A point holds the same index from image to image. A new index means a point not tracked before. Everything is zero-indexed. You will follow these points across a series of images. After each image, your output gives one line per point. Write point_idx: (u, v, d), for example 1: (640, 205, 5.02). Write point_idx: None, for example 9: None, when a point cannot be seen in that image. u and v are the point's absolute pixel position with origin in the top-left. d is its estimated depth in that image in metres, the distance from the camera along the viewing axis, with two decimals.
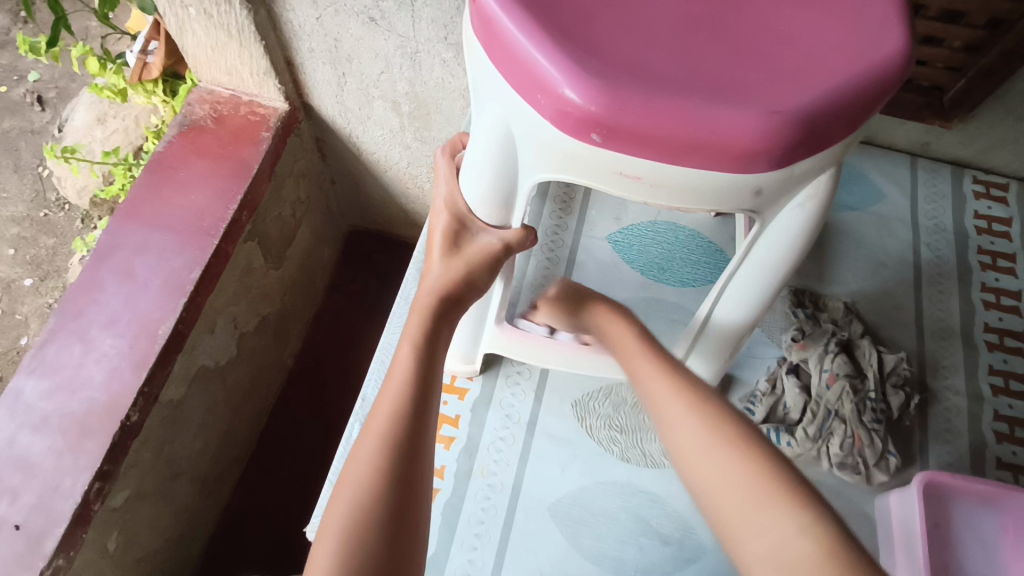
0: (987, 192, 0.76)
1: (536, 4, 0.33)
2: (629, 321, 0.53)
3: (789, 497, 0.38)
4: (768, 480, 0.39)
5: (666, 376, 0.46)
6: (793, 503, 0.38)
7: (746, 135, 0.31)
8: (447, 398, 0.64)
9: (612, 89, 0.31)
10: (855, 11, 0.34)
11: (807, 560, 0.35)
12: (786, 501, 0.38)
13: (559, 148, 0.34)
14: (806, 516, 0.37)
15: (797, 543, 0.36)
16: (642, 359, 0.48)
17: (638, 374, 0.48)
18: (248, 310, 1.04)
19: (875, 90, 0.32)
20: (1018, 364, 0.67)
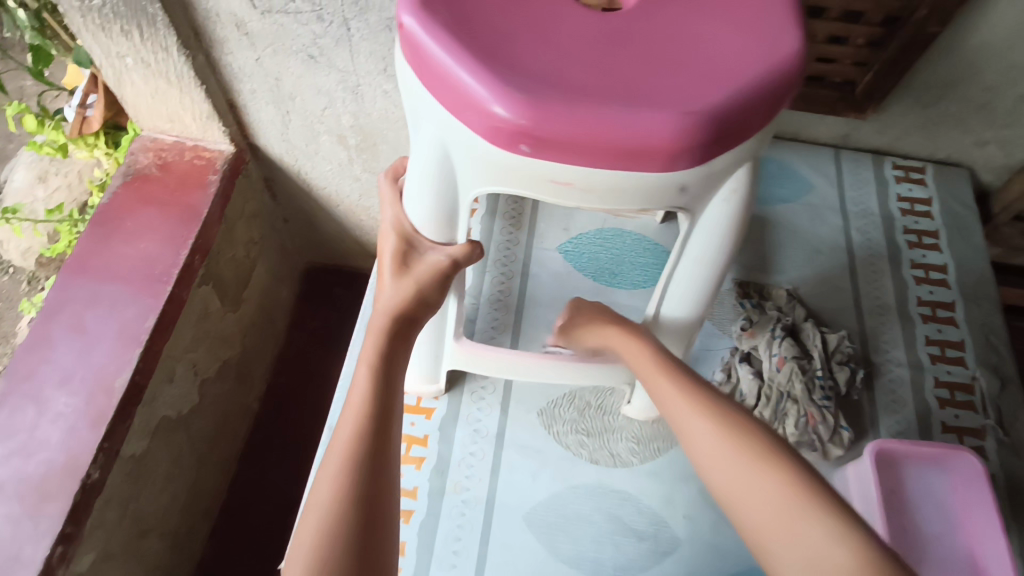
0: (907, 175, 0.82)
1: (459, 28, 0.34)
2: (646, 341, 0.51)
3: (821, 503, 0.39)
4: (797, 488, 0.40)
5: (687, 397, 0.46)
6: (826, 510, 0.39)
7: (666, 135, 0.32)
8: (414, 419, 0.64)
9: (536, 102, 0.32)
10: (759, 15, 0.36)
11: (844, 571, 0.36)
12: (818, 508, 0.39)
13: (492, 161, 0.36)
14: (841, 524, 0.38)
15: (835, 553, 0.37)
16: (664, 372, 0.48)
17: (659, 388, 0.48)
18: (207, 356, 1.02)
19: (783, 85, 0.34)
20: (951, 333, 0.71)
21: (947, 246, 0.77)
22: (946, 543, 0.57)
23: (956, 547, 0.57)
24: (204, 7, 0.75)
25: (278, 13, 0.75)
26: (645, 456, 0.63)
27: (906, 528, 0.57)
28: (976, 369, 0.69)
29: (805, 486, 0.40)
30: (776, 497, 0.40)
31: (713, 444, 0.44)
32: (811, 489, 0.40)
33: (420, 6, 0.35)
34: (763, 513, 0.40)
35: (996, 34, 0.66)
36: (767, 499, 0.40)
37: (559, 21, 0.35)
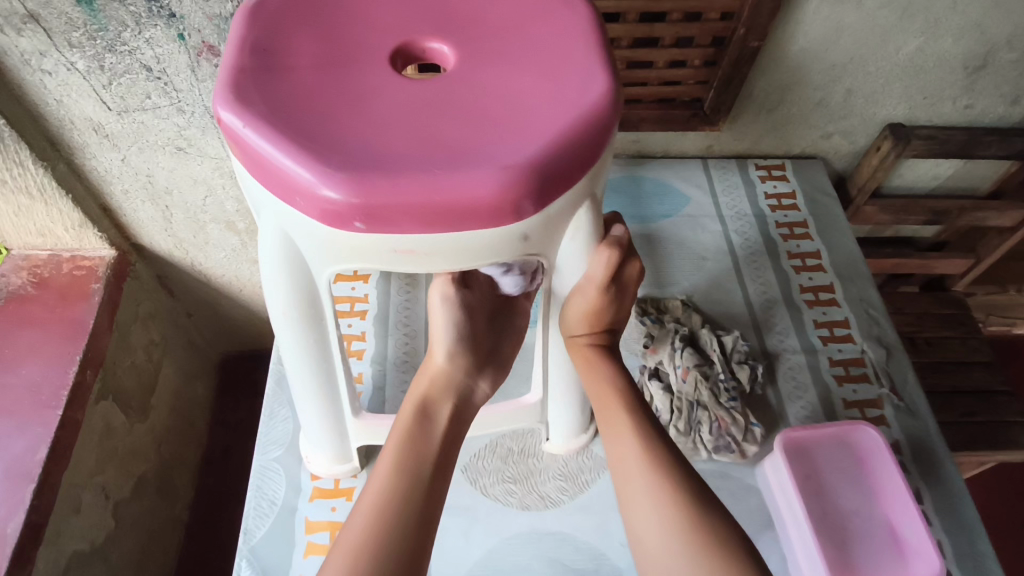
0: (770, 173, 0.88)
1: (278, 118, 0.35)
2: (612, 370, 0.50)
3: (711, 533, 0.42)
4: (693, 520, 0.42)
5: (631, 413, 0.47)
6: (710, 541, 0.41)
7: (489, 192, 0.33)
8: (333, 503, 0.61)
9: (358, 179, 0.33)
10: (567, 66, 0.38)
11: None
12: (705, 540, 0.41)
13: (334, 241, 0.36)
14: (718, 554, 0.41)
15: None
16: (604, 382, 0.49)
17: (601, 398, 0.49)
18: (118, 474, 0.95)
19: (598, 127, 0.36)
20: (836, 313, 0.76)
21: (817, 233, 0.83)
22: (866, 517, 0.58)
23: (877, 519, 0.58)
24: (56, 116, 0.73)
25: (137, 111, 0.74)
26: (574, 492, 0.63)
27: (828, 510, 0.59)
28: (864, 342, 0.74)
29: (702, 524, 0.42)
30: (675, 537, 0.42)
31: (632, 471, 0.45)
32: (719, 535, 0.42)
33: (235, 101, 0.35)
34: (654, 548, 0.42)
35: (810, 40, 0.75)
36: (659, 529, 0.43)
37: (378, 99, 0.36)
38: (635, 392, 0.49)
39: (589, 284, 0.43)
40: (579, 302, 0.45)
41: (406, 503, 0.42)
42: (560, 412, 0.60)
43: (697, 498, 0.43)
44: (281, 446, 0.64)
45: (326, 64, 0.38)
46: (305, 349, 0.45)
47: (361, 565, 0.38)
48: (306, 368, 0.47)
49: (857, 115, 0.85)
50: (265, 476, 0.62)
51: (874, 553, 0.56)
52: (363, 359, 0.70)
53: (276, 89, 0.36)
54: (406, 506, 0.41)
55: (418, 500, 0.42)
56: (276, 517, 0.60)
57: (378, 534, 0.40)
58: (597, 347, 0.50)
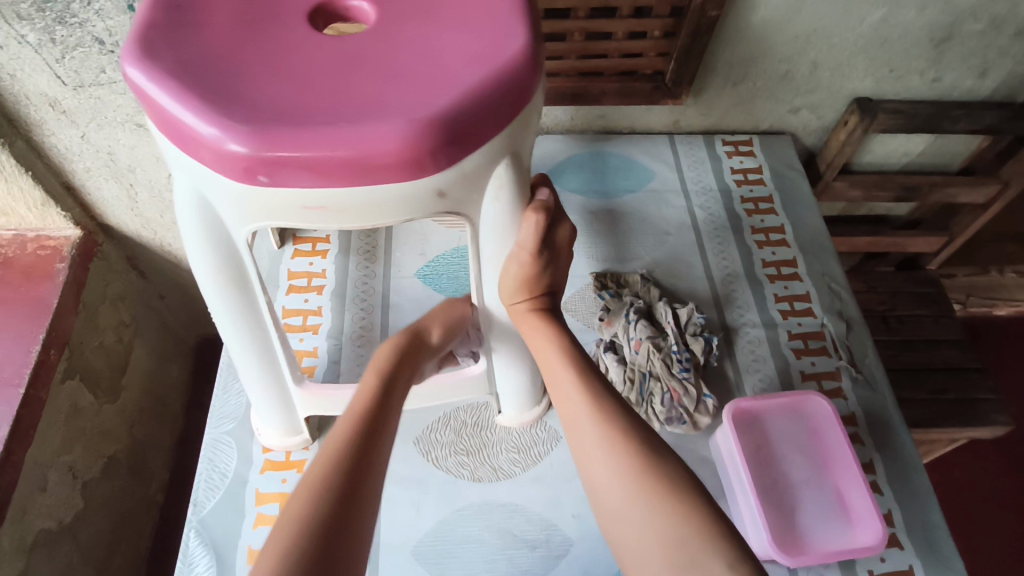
0: (736, 149, 0.88)
1: (185, 71, 0.34)
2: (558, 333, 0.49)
3: (663, 487, 0.41)
4: (646, 475, 0.42)
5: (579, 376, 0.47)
6: (666, 494, 0.41)
7: (394, 144, 0.32)
8: (284, 475, 0.61)
9: (258, 129, 0.32)
10: (488, 21, 0.37)
11: (659, 543, 0.40)
12: (659, 493, 0.41)
13: (243, 198, 0.35)
14: (673, 506, 0.40)
15: (653, 529, 0.40)
16: (548, 344, 0.48)
17: (548, 362, 0.48)
18: (87, 454, 0.95)
19: (514, 82, 0.35)
20: (797, 287, 0.76)
21: (781, 208, 0.83)
22: (815, 486, 0.58)
23: (825, 488, 0.58)
24: (10, 91, 0.72)
25: (93, 86, 0.73)
26: (526, 464, 0.62)
27: (777, 480, 0.59)
28: (824, 316, 0.74)
29: (660, 480, 0.41)
30: (632, 489, 0.42)
31: (585, 429, 0.45)
32: (672, 487, 0.41)
33: (142, 55, 0.35)
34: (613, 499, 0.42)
35: (772, 11, 0.74)
36: (613, 479, 0.42)
37: (290, 53, 0.36)
38: (582, 356, 0.48)
39: (520, 250, 0.43)
40: (513, 268, 0.44)
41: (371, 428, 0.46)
42: (509, 384, 0.60)
43: (649, 449, 0.43)
44: (235, 419, 0.64)
45: (242, 19, 0.37)
46: (234, 314, 0.45)
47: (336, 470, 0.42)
48: (239, 336, 0.47)
49: (823, 89, 0.84)
50: (217, 449, 0.62)
51: (823, 521, 0.57)
52: (319, 333, 0.70)
53: (185, 43, 0.35)
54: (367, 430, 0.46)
55: (382, 418, 0.48)
56: (227, 490, 0.60)
57: (343, 449, 0.44)
58: (538, 312, 0.49)
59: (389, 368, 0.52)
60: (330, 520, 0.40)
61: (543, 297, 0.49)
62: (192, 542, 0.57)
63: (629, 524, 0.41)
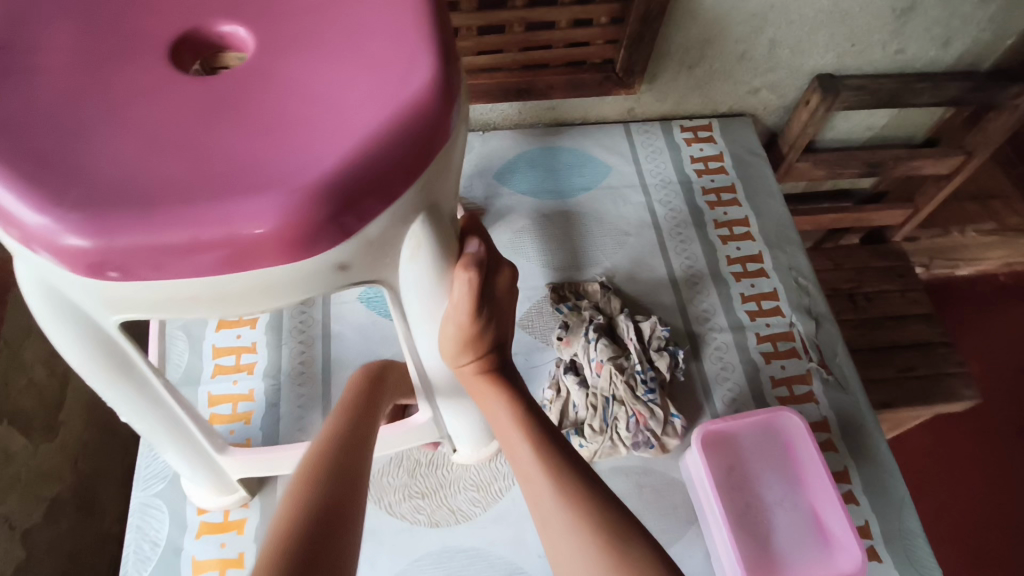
0: (695, 135, 0.83)
1: (4, 143, 0.28)
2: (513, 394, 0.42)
3: None
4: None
5: (536, 446, 0.39)
6: None
7: (270, 225, 0.27)
8: (222, 539, 0.56)
9: (100, 219, 0.26)
10: (383, 49, 0.32)
11: None
12: None
13: (97, 292, 0.29)
14: None
15: None
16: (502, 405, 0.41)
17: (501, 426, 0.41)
18: (24, 500, 0.89)
19: (416, 130, 0.30)
20: (764, 285, 0.72)
21: (745, 199, 0.78)
22: (789, 508, 0.56)
23: (800, 509, 0.56)
24: None
25: None
26: (487, 503, 0.58)
27: (750, 504, 0.56)
28: (792, 315, 0.70)
29: None
30: None
31: (549, 514, 0.37)
32: None
33: None
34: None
35: None
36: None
37: (141, 106, 0.29)
38: (541, 421, 0.41)
39: (456, 312, 0.37)
40: (451, 330, 0.38)
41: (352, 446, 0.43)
42: (460, 425, 0.55)
43: (622, 534, 0.35)
44: (164, 479, 0.58)
45: (80, 64, 0.31)
46: (126, 397, 0.39)
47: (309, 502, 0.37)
48: (137, 415, 0.41)
49: (783, 67, 0.79)
50: (146, 515, 0.56)
51: (802, 550, 0.54)
52: (254, 373, 0.64)
53: (5, 101, 0.29)
54: (342, 454, 0.42)
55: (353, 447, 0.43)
56: (159, 561, 0.54)
57: (321, 470, 0.40)
58: (485, 374, 0.42)
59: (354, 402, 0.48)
60: (309, 543, 0.34)
61: (490, 355, 0.41)
62: None
63: None
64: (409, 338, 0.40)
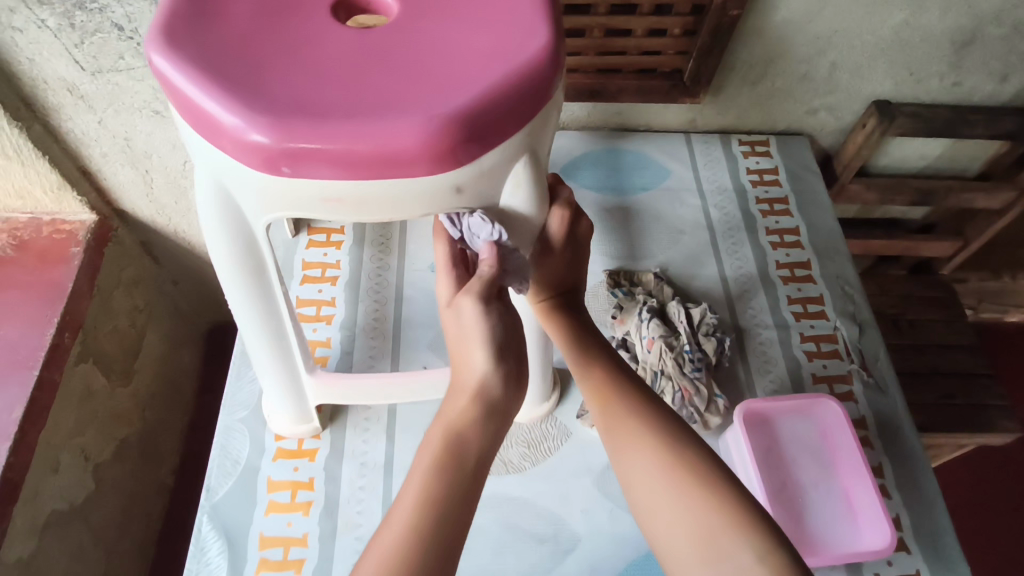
0: (753, 149, 0.87)
1: (209, 62, 0.34)
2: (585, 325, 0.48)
3: (698, 480, 0.41)
4: (676, 465, 0.41)
5: (603, 366, 0.46)
6: (701, 487, 0.40)
7: (412, 139, 0.33)
8: (296, 464, 0.62)
9: (282, 121, 0.33)
10: (510, 17, 0.37)
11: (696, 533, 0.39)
12: (693, 486, 0.41)
13: (265, 188, 0.36)
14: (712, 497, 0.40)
15: (690, 518, 0.40)
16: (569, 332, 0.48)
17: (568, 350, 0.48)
18: (98, 437, 0.96)
19: (533, 81, 0.35)
20: (811, 290, 0.75)
21: (797, 210, 0.82)
22: (823, 488, 0.59)
23: (833, 490, 0.59)
24: (30, 75, 0.75)
25: (111, 72, 0.76)
26: (536, 459, 0.63)
27: (786, 482, 0.59)
28: (837, 319, 0.73)
29: (693, 470, 0.41)
30: (663, 480, 0.41)
31: (613, 423, 0.44)
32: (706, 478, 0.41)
33: (166, 43, 0.35)
34: (644, 492, 0.42)
35: (793, 11, 0.74)
36: (645, 469, 0.42)
37: (313, 43, 0.36)
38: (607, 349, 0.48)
39: (547, 246, 0.44)
40: (540, 267, 0.45)
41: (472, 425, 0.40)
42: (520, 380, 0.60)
43: (675, 437, 0.43)
44: (247, 407, 0.65)
45: (264, 8, 0.38)
46: (251, 304, 0.45)
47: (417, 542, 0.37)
48: (253, 324, 0.47)
49: (842, 90, 0.83)
50: (230, 436, 0.63)
51: (831, 525, 0.57)
52: (332, 324, 0.70)
53: (210, 31, 0.36)
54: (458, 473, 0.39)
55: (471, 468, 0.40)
56: (239, 476, 0.61)
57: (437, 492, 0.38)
58: (562, 308, 0.49)
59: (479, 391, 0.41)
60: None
61: (568, 292, 0.49)
62: (204, 526, 0.58)
63: (661, 515, 0.41)
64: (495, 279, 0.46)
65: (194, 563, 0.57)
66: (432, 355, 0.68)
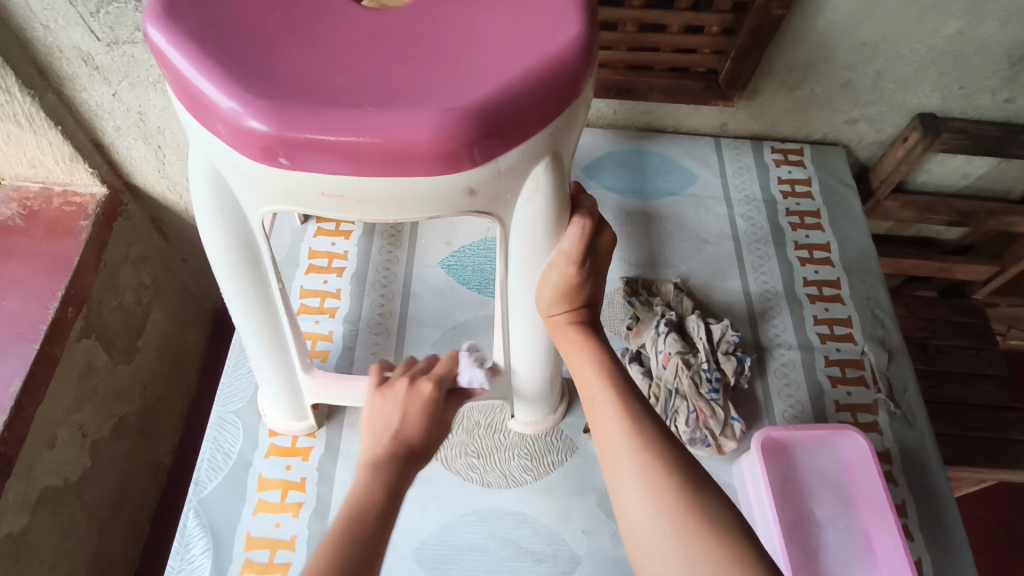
0: (786, 158, 0.83)
1: (208, 38, 0.32)
2: (596, 348, 0.45)
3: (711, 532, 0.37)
4: (688, 514, 0.37)
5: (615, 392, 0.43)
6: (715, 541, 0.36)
7: (423, 135, 0.30)
8: (289, 462, 0.59)
9: (281, 108, 0.30)
10: (539, 5, 0.34)
11: None
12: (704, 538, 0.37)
13: (262, 178, 0.33)
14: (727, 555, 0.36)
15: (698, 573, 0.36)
16: (580, 353, 0.45)
17: (577, 369, 0.45)
18: (97, 414, 0.95)
19: (559, 77, 0.32)
20: (839, 311, 0.71)
21: (828, 225, 0.78)
22: (841, 527, 0.55)
23: (852, 530, 0.55)
24: (44, 42, 0.74)
25: (127, 43, 0.75)
26: (539, 472, 0.60)
27: (802, 516, 0.56)
28: (865, 343, 0.69)
29: (707, 522, 0.37)
30: (673, 530, 0.37)
31: (620, 454, 0.41)
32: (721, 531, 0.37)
33: (163, 15, 0.32)
34: (645, 534, 0.38)
35: (840, 14, 0.69)
36: (654, 513, 0.38)
37: (323, 23, 0.33)
38: (623, 374, 0.44)
39: (562, 259, 0.40)
40: (553, 278, 0.42)
41: (399, 458, 0.46)
42: (527, 391, 0.57)
43: (690, 479, 0.39)
44: (243, 399, 0.63)
45: None
46: (246, 297, 0.43)
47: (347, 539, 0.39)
48: (247, 317, 0.45)
49: (886, 101, 0.78)
50: (223, 428, 0.61)
51: (848, 567, 0.54)
52: (336, 317, 0.67)
53: (212, 5, 0.33)
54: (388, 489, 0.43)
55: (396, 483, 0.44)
56: (229, 472, 0.58)
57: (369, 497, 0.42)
58: (577, 325, 0.46)
59: (405, 427, 0.48)
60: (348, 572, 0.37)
61: (582, 309, 0.46)
62: (190, 521, 0.56)
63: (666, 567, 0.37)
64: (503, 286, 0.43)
65: (177, 559, 0.55)
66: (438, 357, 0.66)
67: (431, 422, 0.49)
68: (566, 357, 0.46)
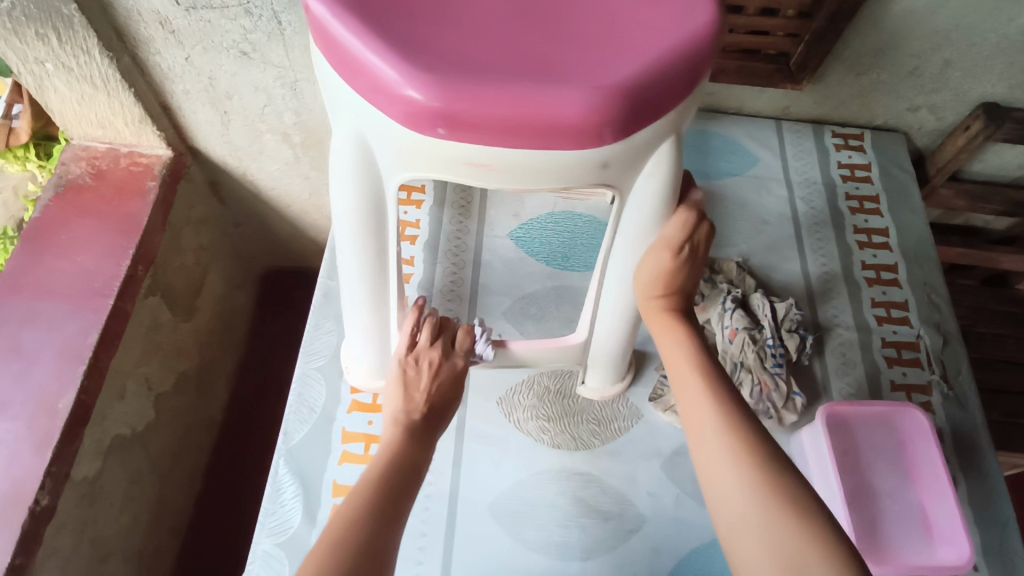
0: (846, 142, 0.84)
1: (368, 11, 0.33)
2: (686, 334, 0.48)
3: (797, 504, 0.39)
4: (776, 490, 0.40)
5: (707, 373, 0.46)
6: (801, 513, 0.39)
7: (575, 112, 0.32)
8: (370, 418, 0.63)
9: (444, 81, 0.32)
10: None
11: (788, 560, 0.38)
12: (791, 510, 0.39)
13: (411, 146, 0.35)
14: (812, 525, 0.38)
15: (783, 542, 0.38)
16: (673, 335, 0.48)
17: (667, 351, 0.48)
18: (161, 369, 0.99)
19: (695, 58, 0.34)
20: (896, 294, 0.73)
21: (887, 210, 0.79)
22: (899, 498, 0.58)
23: (909, 501, 0.58)
24: (124, 6, 0.73)
25: (204, 9, 0.73)
26: (606, 436, 0.63)
27: (860, 486, 0.59)
28: (920, 327, 0.71)
29: (792, 498, 0.40)
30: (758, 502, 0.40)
31: (709, 431, 0.43)
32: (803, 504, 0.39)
33: None
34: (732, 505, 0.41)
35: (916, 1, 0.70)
36: (739, 485, 0.41)
37: None
38: (715, 363, 0.47)
39: (662, 245, 0.44)
40: (652, 262, 0.45)
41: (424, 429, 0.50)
42: (602, 358, 0.59)
43: (775, 460, 0.41)
44: (324, 357, 0.66)
45: None
46: (362, 259, 0.45)
47: (364, 509, 0.42)
48: (359, 277, 0.47)
49: (950, 89, 0.79)
50: (306, 384, 0.64)
51: (905, 534, 0.56)
52: (410, 283, 0.70)
53: None
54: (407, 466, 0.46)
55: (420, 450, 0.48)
56: (315, 424, 0.62)
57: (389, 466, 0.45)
58: (670, 313, 0.49)
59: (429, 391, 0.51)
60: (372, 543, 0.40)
61: (676, 298, 0.49)
62: (281, 469, 0.60)
63: (748, 535, 0.39)
64: (604, 262, 0.46)
65: (270, 503, 0.58)
66: (508, 324, 0.68)
67: (456, 392, 0.53)
68: (658, 338, 0.49)
